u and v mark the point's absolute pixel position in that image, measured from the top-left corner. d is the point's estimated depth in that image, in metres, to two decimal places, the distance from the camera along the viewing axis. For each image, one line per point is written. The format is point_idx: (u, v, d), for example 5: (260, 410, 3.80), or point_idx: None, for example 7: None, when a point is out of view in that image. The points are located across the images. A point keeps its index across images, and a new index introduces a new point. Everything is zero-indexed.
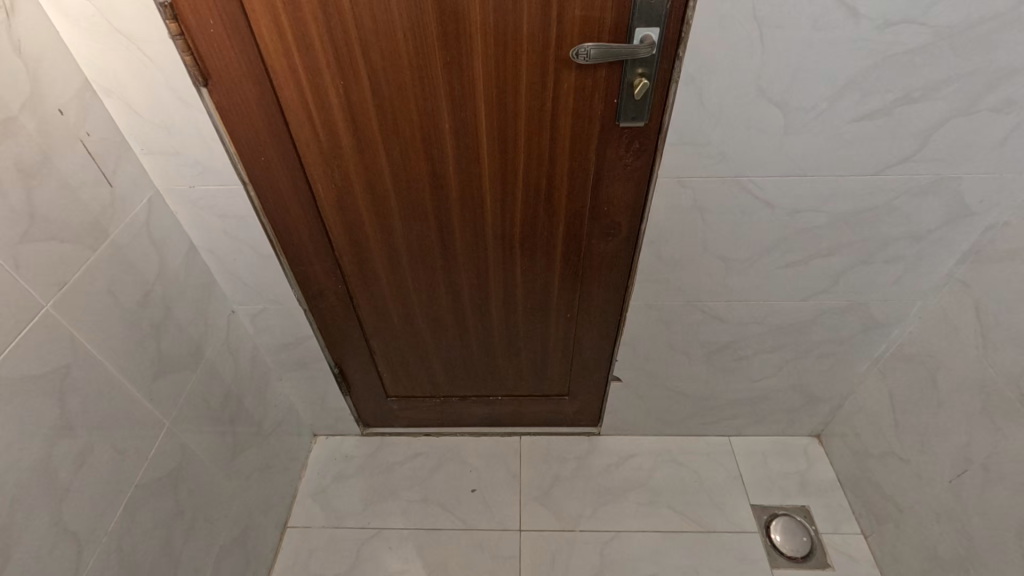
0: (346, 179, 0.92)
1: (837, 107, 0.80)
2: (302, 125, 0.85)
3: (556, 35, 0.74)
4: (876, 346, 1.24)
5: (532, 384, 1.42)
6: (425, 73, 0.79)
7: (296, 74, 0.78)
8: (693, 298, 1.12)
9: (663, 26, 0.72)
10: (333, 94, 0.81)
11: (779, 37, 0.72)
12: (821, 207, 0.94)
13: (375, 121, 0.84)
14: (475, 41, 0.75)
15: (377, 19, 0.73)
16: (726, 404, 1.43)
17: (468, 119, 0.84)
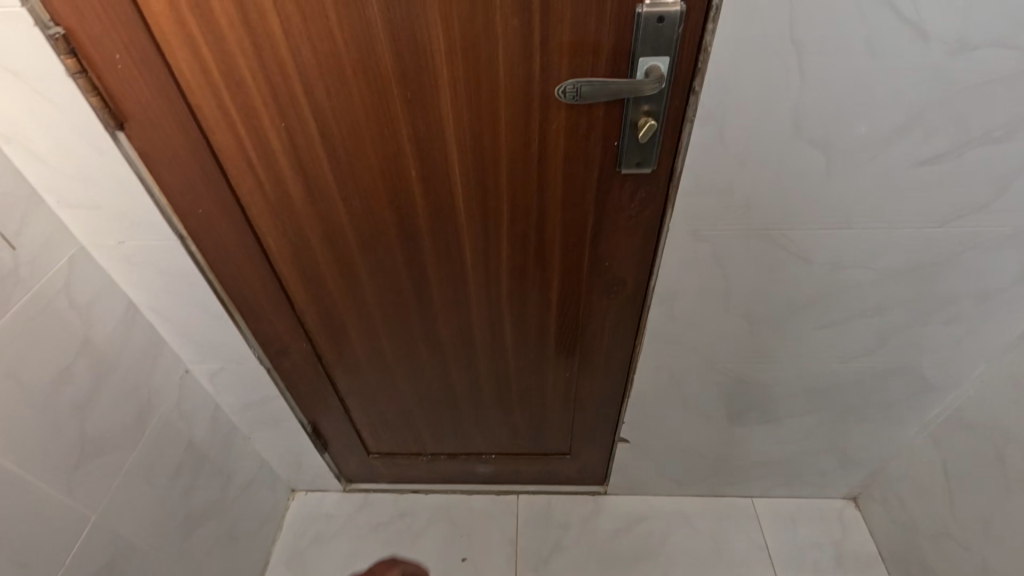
0: (300, 231, 0.79)
1: (893, 150, 0.64)
2: (242, 172, 0.71)
3: (539, 66, 0.60)
4: (926, 409, 1.07)
5: (530, 442, 1.27)
6: (383, 112, 0.65)
7: (227, 117, 0.65)
8: (712, 359, 0.96)
9: (673, 55, 0.57)
10: (275, 137, 0.67)
11: (823, 66, 0.57)
12: (869, 263, 0.77)
13: (328, 168, 0.71)
14: (441, 76, 0.61)
15: (319, 50, 0.59)
16: (749, 466, 1.26)
17: (438, 164, 0.70)
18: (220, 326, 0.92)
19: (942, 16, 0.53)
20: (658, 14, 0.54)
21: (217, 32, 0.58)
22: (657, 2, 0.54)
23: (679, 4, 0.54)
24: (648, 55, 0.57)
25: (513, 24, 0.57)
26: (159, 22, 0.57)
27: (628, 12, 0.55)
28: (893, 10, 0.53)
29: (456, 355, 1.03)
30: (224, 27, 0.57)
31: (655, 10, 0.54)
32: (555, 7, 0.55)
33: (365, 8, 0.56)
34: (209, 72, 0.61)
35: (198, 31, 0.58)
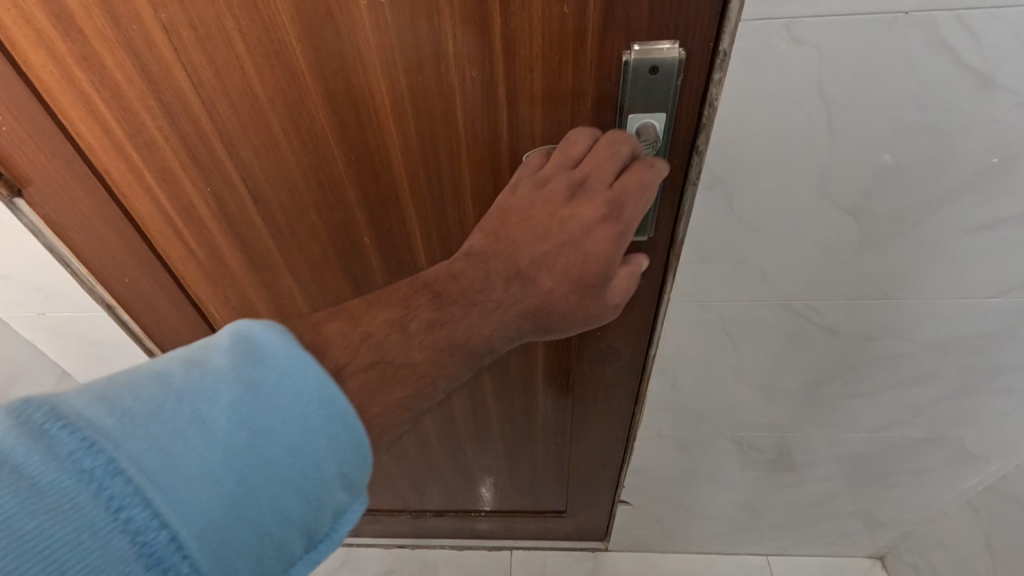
0: (244, 300, 0.69)
1: (943, 216, 0.52)
2: (168, 239, 0.61)
3: (507, 123, 0.49)
4: (967, 477, 0.94)
5: (522, 500, 1.16)
6: (325, 174, 0.54)
7: (143, 182, 0.55)
8: (721, 427, 0.85)
9: (672, 110, 0.46)
10: (201, 203, 0.57)
11: (859, 122, 0.45)
12: (905, 334, 0.66)
13: (268, 235, 0.60)
14: (390, 134, 0.51)
15: (239, 107, 0.49)
16: (764, 528, 1.14)
17: (396, 231, 0.59)
18: None
19: (1016, 62, 0.41)
20: (650, 63, 0.43)
21: (115, 89, 0.48)
22: (649, 49, 0.43)
23: (677, 50, 0.43)
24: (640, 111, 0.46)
25: (472, 74, 0.46)
26: (43, 79, 0.48)
27: (614, 61, 0.44)
28: (952, 56, 0.41)
29: (434, 417, 0.93)
30: (120, 83, 0.47)
31: (648, 57, 0.43)
32: (521, 54, 0.45)
33: (288, 58, 0.45)
34: (113, 134, 0.51)
35: (91, 89, 0.48)
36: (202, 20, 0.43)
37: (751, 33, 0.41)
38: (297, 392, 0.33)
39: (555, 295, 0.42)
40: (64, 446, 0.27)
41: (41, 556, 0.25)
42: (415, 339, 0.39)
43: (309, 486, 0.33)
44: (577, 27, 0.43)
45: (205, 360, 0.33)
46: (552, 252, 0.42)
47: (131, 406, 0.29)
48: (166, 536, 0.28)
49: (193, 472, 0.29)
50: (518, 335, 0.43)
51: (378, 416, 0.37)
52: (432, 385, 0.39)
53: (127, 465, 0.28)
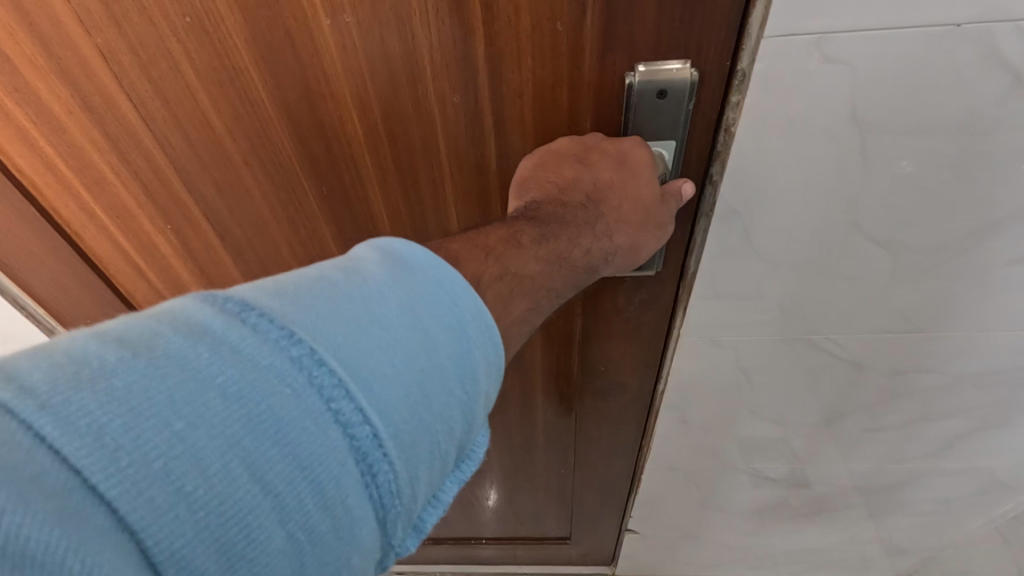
0: None
1: (986, 248, 0.47)
2: (132, 279, 0.57)
3: (497, 154, 0.44)
4: (995, 507, 0.89)
5: (524, 528, 1.11)
6: (297, 211, 0.49)
7: (97, 219, 0.51)
8: (733, 458, 0.80)
9: (682, 137, 0.41)
10: (164, 243, 0.53)
11: (896, 147, 0.40)
12: (937, 368, 0.60)
13: (237, 275, 0.56)
14: (365, 166, 0.46)
15: (195, 141, 0.44)
16: (779, 554, 1.09)
17: None
18: None
19: None
20: (658, 86, 0.38)
21: (59, 121, 0.44)
22: (656, 70, 0.37)
23: (689, 71, 0.37)
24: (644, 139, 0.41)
25: (453, 102, 0.41)
26: None
27: (615, 83, 0.39)
28: (1009, 73, 0.35)
29: None
30: (64, 115, 0.43)
31: (655, 79, 0.38)
32: (508, 78, 0.39)
33: (246, 86, 0.41)
34: (61, 169, 0.47)
35: (33, 122, 0.44)
36: (146, 47, 0.39)
37: (774, 52, 0.36)
38: (454, 302, 0.31)
39: (618, 218, 0.40)
40: (268, 333, 0.25)
41: (273, 436, 0.24)
42: (531, 253, 0.37)
43: (474, 403, 0.31)
44: (572, 46, 0.38)
45: (360, 267, 0.30)
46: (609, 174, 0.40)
47: (311, 300, 0.27)
48: (370, 432, 0.26)
49: (383, 369, 0.27)
50: (606, 259, 0.41)
51: (509, 331, 0.35)
52: (548, 301, 0.37)
53: (328, 356, 0.26)
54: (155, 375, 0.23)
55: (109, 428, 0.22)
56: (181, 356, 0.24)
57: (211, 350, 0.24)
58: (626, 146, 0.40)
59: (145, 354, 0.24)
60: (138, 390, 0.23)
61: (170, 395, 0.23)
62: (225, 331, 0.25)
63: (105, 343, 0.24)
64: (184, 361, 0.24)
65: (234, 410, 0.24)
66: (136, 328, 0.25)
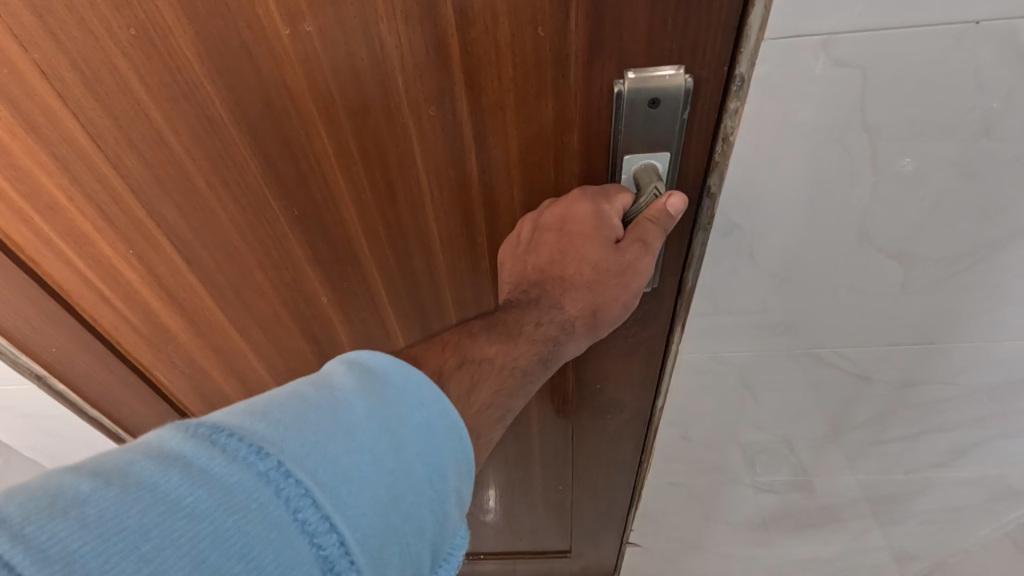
0: (194, 363, 0.63)
1: (1002, 257, 0.44)
2: (97, 306, 0.56)
3: (479, 169, 0.43)
4: (1007, 514, 0.86)
5: (523, 542, 1.09)
6: (267, 232, 0.49)
7: (52, 244, 0.50)
8: (735, 471, 0.77)
9: (676, 149, 0.38)
10: (127, 268, 0.52)
11: (909, 155, 0.37)
12: (950, 380, 0.57)
13: (207, 297, 0.55)
14: (337, 183, 0.45)
15: (155, 162, 0.44)
16: (783, 563, 1.07)
17: (356, 289, 0.54)
18: None
19: None
20: (649, 94, 0.35)
21: (13, 135, 0.42)
22: (647, 76, 0.35)
23: (684, 76, 0.35)
24: (636, 149, 0.39)
25: (428, 114, 0.40)
26: None
27: (603, 92, 0.37)
28: None
29: None
30: (20, 129, 0.42)
31: (647, 87, 0.35)
32: (489, 87, 0.37)
33: (202, 101, 0.40)
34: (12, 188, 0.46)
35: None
36: (90, 61, 0.38)
37: (777, 55, 0.33)
38: (418, 406, 0.35)
39: (573, 283, 0.42)
40: (236, 452, 0.28)
41: (240, 552, 0.26)
42: (483, 341, 0.42)
43: (437, 498, 0.34)
44: (556, 52, 0.35)
45: (328, 380, 0.34)
46: (554, 243, 0.42)
47: (280, 415, 0.30)
48: (337, 540, 0.29)
49: (349, 476, 0.30)
50: (566, 330, 0.43)
51: (476, 415, 0.39)
52: (512, 379, 0.42)
53: (294, 468, 0.29)
54: (127, 502, 0.25)
55: (83, 555, 0.24)
56: (154, 481, 0.26)
57: (182, 474, 0.27)
58: (568, 206, 0.41)
59: (121, 482, 0.26)
60: (111, 517, 0.25)
61: (141, 520, 0.25)
62: (196, 454, 0.28)
63: (83, 475, 0.26)
64: (155, 488, 0.26)
65: (203, 529, 0.26)
66: (114, 458, 0.27)
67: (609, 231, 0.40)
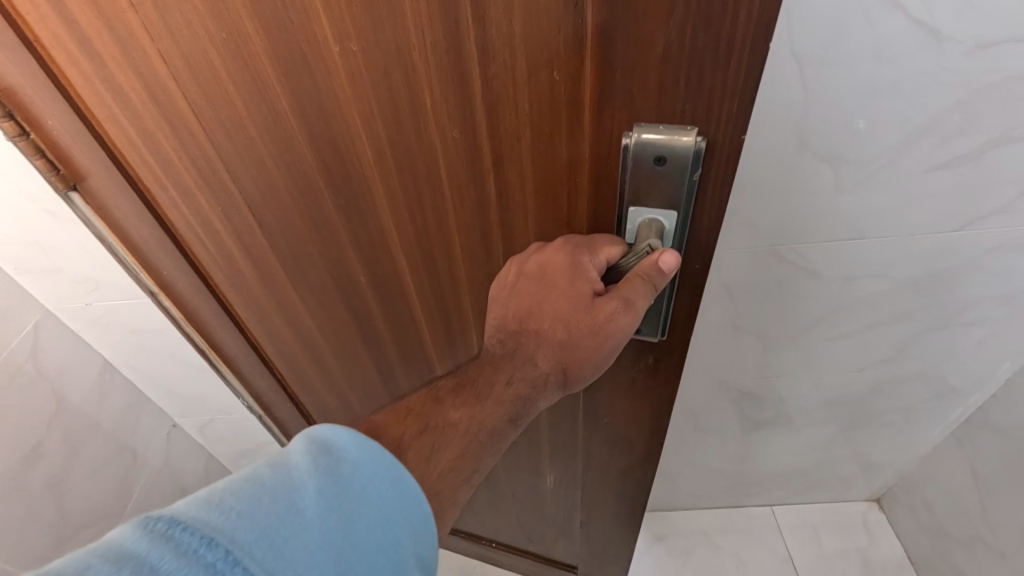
0: (263, 309, 0.73)
1: (908, 157, 0.59)
2: (200, 248, 0.66)
3: (497, 195, 0.50)
4: (949, 412, 1.02)
5: (536, 543, 1.20)
6: (320, 214, 0.58)
7: (167, 195, 0.59)
8: (721, 376, 0.92)
9: (689, 202, 0.42)
10: (218, 225, 0.62)
11: (829, 77, 0.52)
12: (885, 273, 0.73)
13: (274, 258, 0.65)
14: (375, 185, 0.54)
15: (239, 145, 0.53)
16: (766, 477, 1.23)
17: (388, 276, 0.64)
18: (207, 383, 0.88)
19: (961, 15, 0.48)
20: (655, 152, 0.40)
21: (142, 102, 0.51)
22: (654, 136, 0.39)
23: (697, 138, 0.39)
24: (651, 203, 0.43)
25: (446, 126, 0.46)
26: (86, 101, 0.52)
27: (612, 142, 0.41)
28: (904, 13, 0.48)
29: None
30: (144, 101, 0.50)
31: (655, 145, 0.39)
32: (504, 116, 0.43)
33: (271, 98, 0.48)
34: (142, 144, 0.54)
35: (131, 95, 0.50)
36: (192, 55, 0.46)
37: None
38: (372, 474, 0.38)
39: (547, 344, 0.50)
40: (187, 545, 0.31)
41: None
42: (449, 406, 0.50)
43: (393, 561, 0.38)
44: (570, 95, 0.40)
45: (287, 460, 0.37)
46: (533, 292, 0.50)
47: (233, 503, 0.33)
48: None
49: (298, 556, 0.33)
50: (535, 387, 0.51)
51: (438, 480, 0.46)
52: (477, 441, 0.49)
53: (241, 555, 0.32)
54: None
55: None
56: None
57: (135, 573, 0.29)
58: (549, 256, 0.49)
59: None
60: None
61: None
62: (149, 551, 0.30)
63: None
64: None
65: None
66: (72, 561, 0.30)
67: (588, 285, 0.46)
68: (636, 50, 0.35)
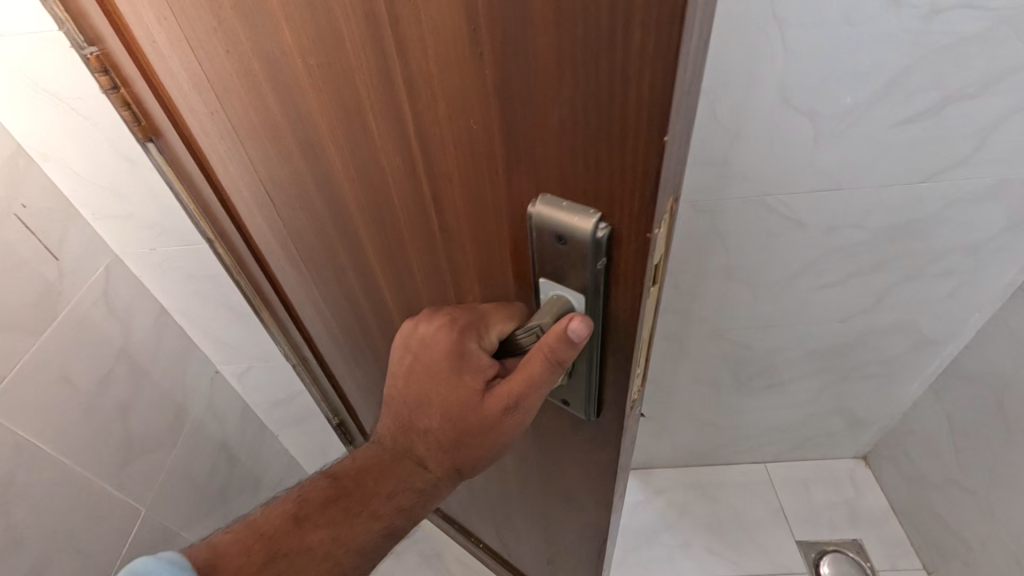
0: (295, 285, 0.73)
1: (878, 110, 0.68)
2: (246, 215, 0.67)
3: (445, 240, 0.43)
4: (927, 364, 1.10)
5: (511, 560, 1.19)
6: (314, 219, 0.53)
7: (216, 162, 0.61)
8: (716, 326, 1.01)
9: (599, 286, 0.37)
10: (249, 200, 0.61)
11: (806, 38, 0.61)
12: (861, 223, 0.82)
13: (293, 247, 0.62)
14: (349, 205, 0.47)
15: (241, 134, 0.48)
16: (758, 432, 1.32)
17: (381, 297, 0.57)
18: (250, 331, 0.96)
19: None
20: (555, 231, 0.35)
21: (175, 76, 0.49)
22: (552, 212, 0.34)
23: (600, 226, 0.33)
24: (565, 283, 0.38)
25: (392, 166, 0.39)
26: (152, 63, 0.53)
27: (519, 207, 0.36)
28: None
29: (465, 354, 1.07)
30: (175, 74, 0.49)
31: (554, 224, 0.34)
32: (438, 160, 0.36)
33: (250, 92, 0.42)
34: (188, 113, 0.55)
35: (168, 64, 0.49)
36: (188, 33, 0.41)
37: None
38: None
39: (435, 439, 0.49)
40: None
41: None
42: (309, 533, 0.52)
43: None
44: (485, 150, 0.33)
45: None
46: (422, 379, 0.48)
47: None
48: None
49: None
50: (417, 494, 0.51)
51: None
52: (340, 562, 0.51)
53: None
54: None
55: None
56: None
57: None
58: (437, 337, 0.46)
59: None
60: None
61: None
62: None
63: None
64: None
65: None
66: None
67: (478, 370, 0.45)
68: (534, 114, 0.30)
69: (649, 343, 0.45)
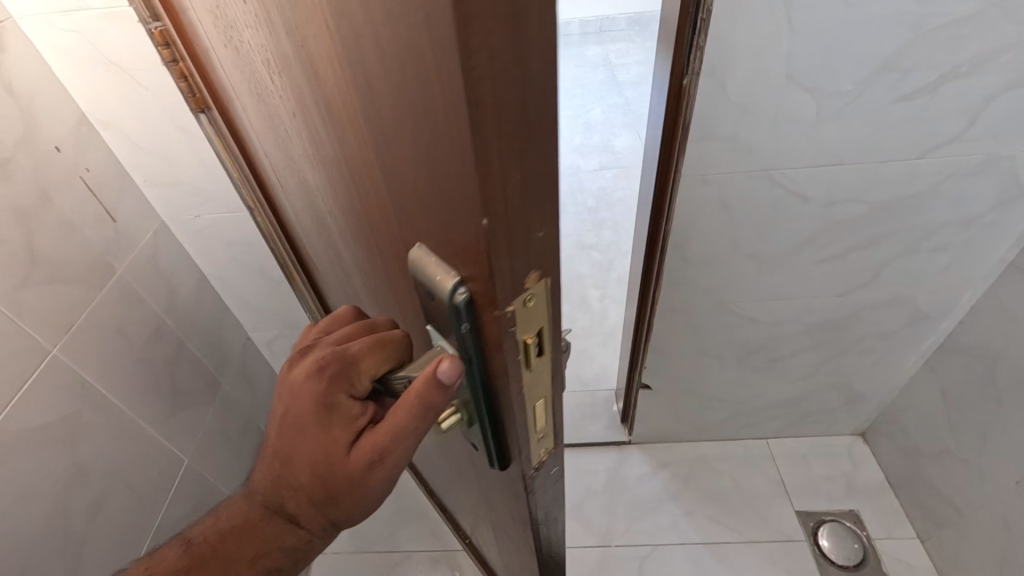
0: (315, 260, 0.78)
1: (877, 88, 0.73)
2: (273, 191, 0.74)
3: (381, 251, 0.45)
4: (923, 339, 1.16)
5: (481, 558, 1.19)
6: (312, 203, 0.58)
7: (246, 139, 0.68)
8: (723, 299, 1.07)
9: (473, 351, 0.35)
10: (274, 178, 0.68)
11: (810, 19, 0.66)
12: (860, 197, 0.87)
13: (307, 225, 0.68)
14: (325, 194, 0.51)
15: (259, 119, 0.56)
16: (761, 407, 1.38)
17: (361, 285, 0.61)
18: (282, 296, 1.02)
19: None
20: (427, 287, 0.34)
21: (216, 61, 0.57)
22: (425, 267, 0.34)
23: (459, 289, 0.32)
24: (446, 338, 0.37)
25: (339, 165, 0.42)
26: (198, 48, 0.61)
27: (410, 250, 0.36)
28: None
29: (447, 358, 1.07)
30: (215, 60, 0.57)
31: (425, 276, 0.34)
32: (360, 169, 0.38)
33: (257, 83, 0.49)
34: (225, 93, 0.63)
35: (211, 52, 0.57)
36: (219, 28, 0.49)
37: None
38: None
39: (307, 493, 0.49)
40: None
41: None
42: None
43: None
44: (381, 172, 0.35)
45: None
46: (292, 431, 0.47)
47: None
48: None
49: None
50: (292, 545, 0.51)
51: None
52: None
53: None
54: None
55: None
56: None
57: None
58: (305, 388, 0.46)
59: None
60: None
61: None
62: None
63: None
64: None
65: None
66: None
67: (349, 418, 0.46)
68: (397, 149, 0.31)
69: (549, 407, 0.44)
